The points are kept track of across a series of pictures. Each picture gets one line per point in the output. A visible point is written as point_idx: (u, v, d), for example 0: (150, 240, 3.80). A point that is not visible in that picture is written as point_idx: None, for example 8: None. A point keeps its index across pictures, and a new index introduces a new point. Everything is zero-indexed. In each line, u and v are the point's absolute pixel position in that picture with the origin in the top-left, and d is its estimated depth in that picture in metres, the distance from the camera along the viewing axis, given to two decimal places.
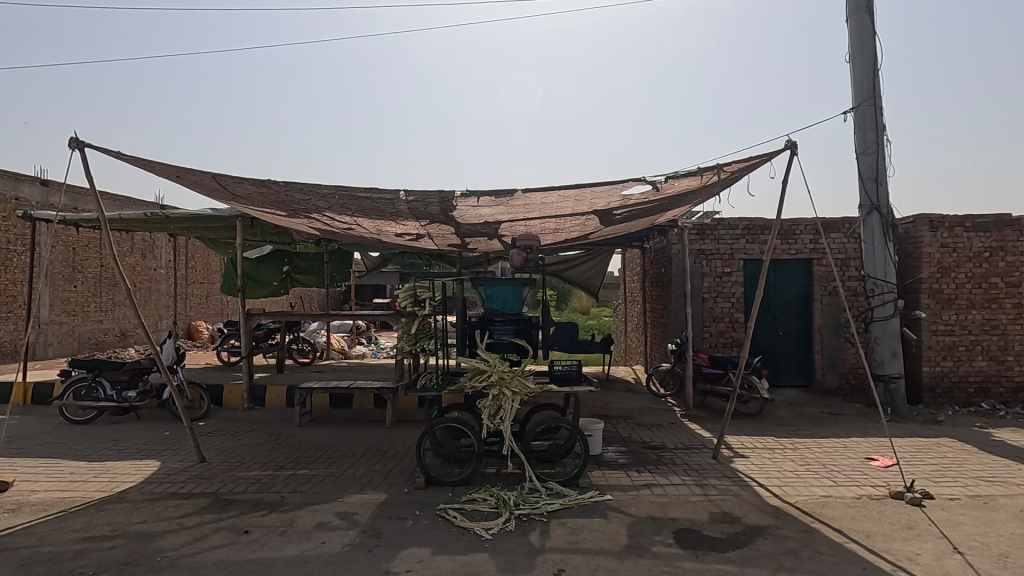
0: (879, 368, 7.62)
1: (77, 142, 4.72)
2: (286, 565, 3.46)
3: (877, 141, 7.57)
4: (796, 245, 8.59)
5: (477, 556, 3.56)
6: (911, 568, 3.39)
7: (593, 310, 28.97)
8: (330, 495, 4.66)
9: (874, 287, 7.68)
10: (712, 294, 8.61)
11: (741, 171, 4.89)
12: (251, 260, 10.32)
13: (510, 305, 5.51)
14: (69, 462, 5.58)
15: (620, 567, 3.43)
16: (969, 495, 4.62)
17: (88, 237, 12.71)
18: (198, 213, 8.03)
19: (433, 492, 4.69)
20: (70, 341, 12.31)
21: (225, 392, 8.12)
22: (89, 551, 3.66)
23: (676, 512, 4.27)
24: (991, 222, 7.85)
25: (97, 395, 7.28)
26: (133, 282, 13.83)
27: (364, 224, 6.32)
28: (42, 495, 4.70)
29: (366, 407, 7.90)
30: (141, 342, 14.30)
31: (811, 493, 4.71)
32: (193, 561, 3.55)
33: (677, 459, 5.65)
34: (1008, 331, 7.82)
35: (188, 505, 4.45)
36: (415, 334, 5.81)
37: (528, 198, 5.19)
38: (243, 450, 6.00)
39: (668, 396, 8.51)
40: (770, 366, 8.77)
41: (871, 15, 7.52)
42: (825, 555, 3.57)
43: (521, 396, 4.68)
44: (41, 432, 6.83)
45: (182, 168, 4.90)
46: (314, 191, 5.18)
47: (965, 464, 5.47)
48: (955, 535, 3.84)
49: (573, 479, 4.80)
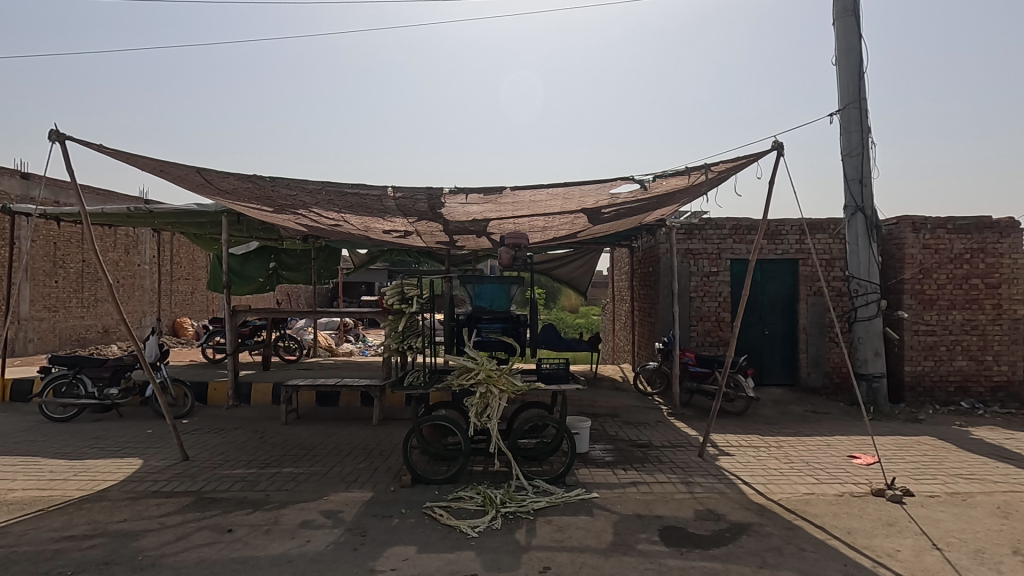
0: (862, 366, 7.72)
1: (57, 135, 4.63)
2: (270, 564, 3.43)
3: (862, 143, 7.65)
4: (782, 245, 8.67)
5: (463, 555, 3.55)
6: (891, 564, 3.43)
7: (582, 309, 28.97)
8: (316, 493, 4.62)
9: (858, 287, 7.76)
10: (699, 293, 8.67)
11: (729, 171, 4.92)
12: (236, 255, 10.22)
13: (499, 303, 5.36)
14: (48, 461, 5.47)
15: (605, 565, 3.43)
16: (948, 493, 4.68)
17: (69, 232, 12.53)
18: (183, 209, 7.92)
19: (420, 491, 4.68)
20: (50, 337, 12.13)
21: (210, 389, 8.04)
22: (68, 551, 3.61)
23: (661, 510, 4.30)
24: (972, 225, 7.98)
25: (77, 393, 7.20)
26: (116, 279, 13.65)
27: (352, 221, 6.26)
28: (19, 494, 4.61)
29: (353, 405, 7.88)
30: (124, 339, 14.12)
31: (794, 490, 4.76)
32: (174, 560, 3.50)
33: (663, 457, 5.69)
34: (987, 332, 7.95)
35: (170, 504, 4.39)
36: (403, 332, 5.67)
37: (516, 195, 5.14)
38: (226, 449, 5.91)
39: (655, 395, 8.57)
40: (756, 366, 8.85)
41: (857, 20, 7.61)
42: (807, 551, 3.61)
43: (509, 394, 4.69)
44: (19, 430, 6.70)
45: (167, 163, 4.82)
46: (301, 185, 5.10)
47: (944, 461, 5.56)
48: (934, 531, 3.89)
49: (560, 477, 4.80)
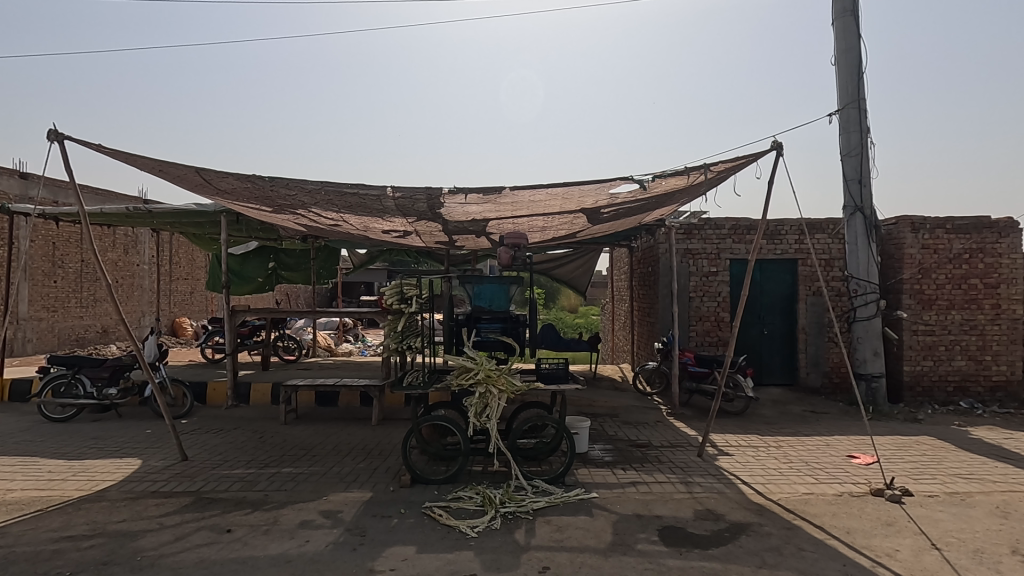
0: (861, 366, 7.72)
1: (56, 135, 4.62)
2: (269, 564, 3.43)
3: (861, 143, 7.65)
4: (781, 245, 8.68)
5: (462, 555, 3.55)
6: (890, 564, 3.43)
7: (581, 309, 29.00)
8: (315, 493, 4.62)
9: (857, 287, 7.77)
10: (698, 293, 8.67)
11: (728, 171, 4.92)
12: (236, 255, 10.22)
13: (498, 303, 5.36)
14: (47, 462, 5.46)
15: (605, 565, 3.42)
16: (947, 493, 4.69)
17: (68, 231, 12.52)
18: (183, 209, 7.90)
19: (419, 491, 4.67)
20: (49, 337, 12.12)
21: (209, 389, 8.04)
22: (66, 551, 3.60)
23: (661, 510, 4.30)
24: (971, 225, 7.98)
25: (76, 393, 7.23)
26: (115, 279, 13.64)
27: (351, 221, 6.26)
28: (18, 494, 4.60)
29: (352, 405, 7.88)
30: (123, 339, 14.11)
31: (793, 489, 4.76)
32: (173, 561, 3.50)
33: (663, 456, 5.69)
34: (986, 332, 7.95)
35: (169, 504, 4.39)
36: (402, 332, 5.66)
37: (516, 195, 5.14)
38: (225, 449, 5.91)
39: (655, 395, 8.57)
40: (756, 366, 8.86)
41: (856, 20, 7.61)
42: (807, 551, 3.61)
43: (508, 394, 4.69)
44: (18, 430, 6.69)
45: (166, 163, 4.81)
46: (300, 185, 5.09)
47: (943, 461, 5.57)
48: (933, 531, 3.89)
49: (559, 477, 4.80)
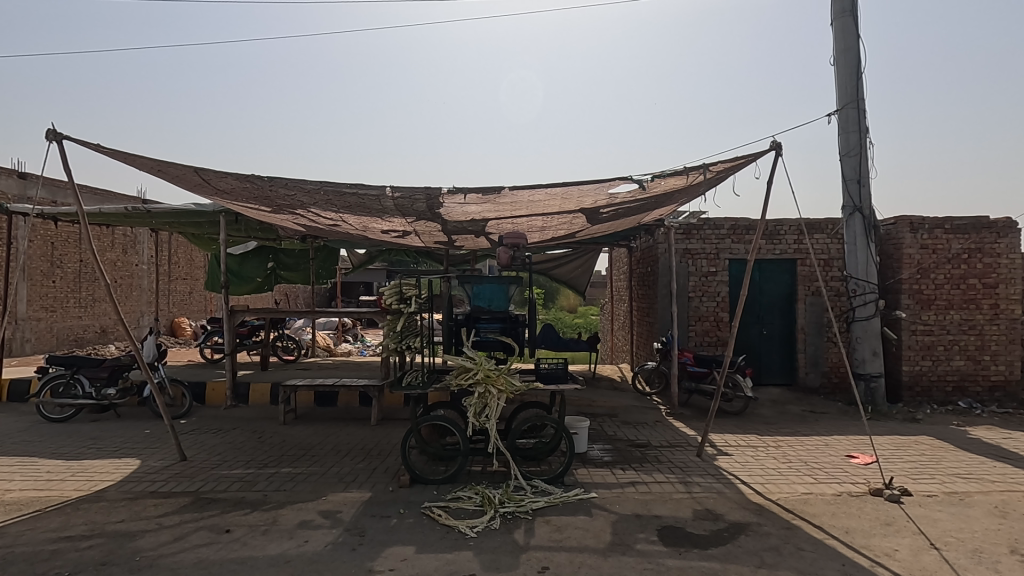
0: (860, 366, 7.73)
1: (54, 134, 4.62)
2: (268, 565, 3.42)
3: (860, 143, 7.66)
4: (780, 245, 8.68)
5: (461, 555, 3.55)
6: (889, 564, 3.43)
7: (580, 309, 29.04)
8: (314, 493, 4.62)
9: (856, 287, 7.76)
10: (697, 293, 8.67)
11: (727, 171, 4.92)
12: (235, 255, 10.21)
13: (497, 303, 5.37)
14: (45, 462, 5.46)
15: (604, 565, 3.42)
16: (946, 492, 4.69)
17: (67, 231, 12.51)
18: (182, 208, 7.90)
19: (418, 491, 4.67)
20: (48, 337, 12.11)
21: (208, 389, 8.03)
22: (65, 551, 3.60)
23: (660, 510, 4.30)
24: (970, 225, 7.99)
25: (75, 393, 7.21)
26: (114, 279, 13.63)
27: (350, 221, 6.26)
28: (16, 494, 4.60)
29: (351, 405, 7.88)
30: (122, 339, 14.10)
31: (792, 489, 4.77)
32: (172, 561, 3.50)
33: (662, 456, 5.69)
34: (984, 332, 7.96)
35: (168, 504, 4.38)
36: (401, 332, 5.65)
37: (515, 195, 5.14)
38: (224, 449, 5.90)
39: (654, 395, 8.57)
40: (755, 366, 8.86)
41: (855, 20, 7.62)
42: (806, 550, 3.61)
43: (507, 394, 4.69)
44: (17, 430, 6.69)
45: (165, 162, 4.81)
46: (299, 185, 5.09)
47: (942, 461, 5.57)
48: (931, 531, 3.90)
49: (558, 477, 4.80)
